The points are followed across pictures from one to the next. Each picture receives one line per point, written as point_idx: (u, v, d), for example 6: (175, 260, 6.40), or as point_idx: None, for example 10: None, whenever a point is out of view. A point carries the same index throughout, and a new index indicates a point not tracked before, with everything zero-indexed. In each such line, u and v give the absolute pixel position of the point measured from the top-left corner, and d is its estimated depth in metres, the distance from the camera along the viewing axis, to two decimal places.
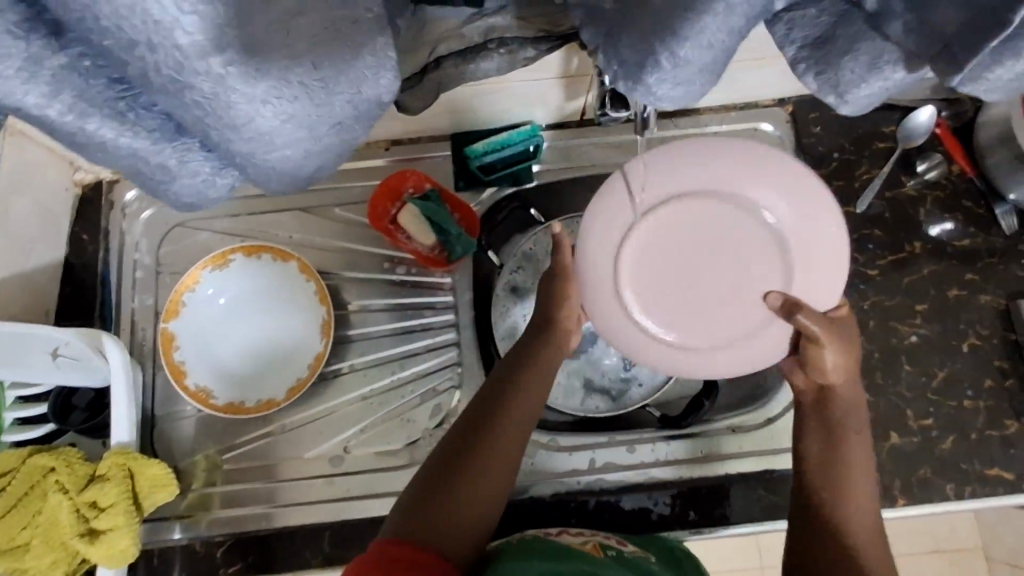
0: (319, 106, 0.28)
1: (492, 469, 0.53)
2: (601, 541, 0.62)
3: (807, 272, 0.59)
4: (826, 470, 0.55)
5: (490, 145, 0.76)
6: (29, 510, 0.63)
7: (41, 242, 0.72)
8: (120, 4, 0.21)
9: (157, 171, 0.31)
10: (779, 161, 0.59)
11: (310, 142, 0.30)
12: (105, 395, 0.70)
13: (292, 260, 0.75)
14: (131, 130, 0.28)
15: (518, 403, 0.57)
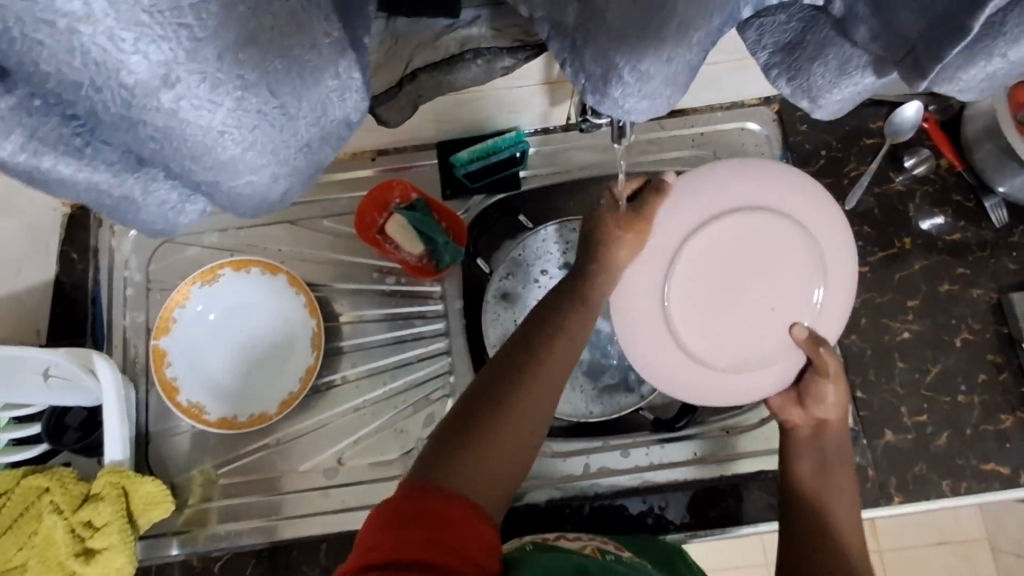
0: (281, 131, 0.28)
1: (529, 421, 0.49)
2: (598, 546, 0.62)
3: (829, 308, 0.60)
4: (812, 487, 0.60)
5: (474, 153, 0.77)
6: (24, 531, 0.63)
7: (26, 263, 0.73)
8: (60, 48, 0.22)
9: (121, 203, 0.30)
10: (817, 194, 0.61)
11: (280, 164, 0.30)
12: (98, 414, 0.70)
13: (281, 273, 0.75)
14: (89, 165, 0.27)
15: (557, 350, 0.52)
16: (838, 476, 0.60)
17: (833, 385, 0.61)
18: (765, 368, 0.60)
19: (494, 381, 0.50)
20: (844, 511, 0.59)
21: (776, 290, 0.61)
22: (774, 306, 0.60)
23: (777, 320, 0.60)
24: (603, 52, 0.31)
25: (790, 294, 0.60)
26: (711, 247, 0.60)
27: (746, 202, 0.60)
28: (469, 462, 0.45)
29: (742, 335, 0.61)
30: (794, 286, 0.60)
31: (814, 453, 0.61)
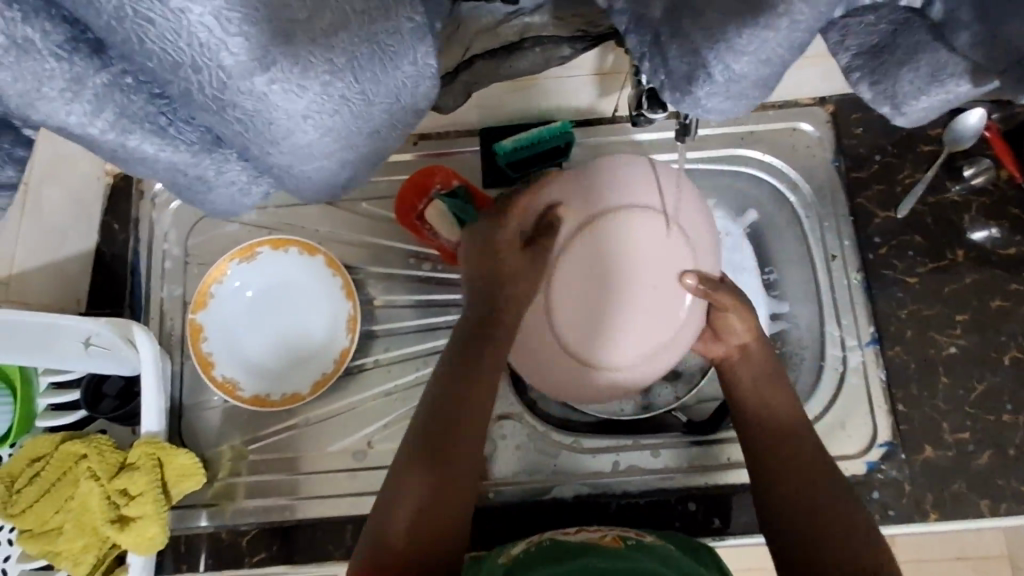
0: (357, 117, 0.28)
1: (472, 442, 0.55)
2: (622, 534, 0.64)
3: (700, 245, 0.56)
4: (760, 401, 0.60)
5: (519, 142, 0.75)
6: (61, 495, 0.64)
7: (72, 231, 0.74)
8: (167, 27, 0.21)
9: (195, 182, 0.30)
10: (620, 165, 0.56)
11: (347, 152, 0.29)
12: (135, 384, 0.71)
13: (319, 254, 0.75)
14: (172, 144, 0.28)
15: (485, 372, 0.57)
16: (775, 386, 0.60)
17: (738, 319, 0.59)
18: (684, 331, 0.56)
19: (434, 421, 0.55)
20: (792, 413, 0.59)
21: (653, 255, 0.53)
22: (660, 274, 0.53)
23: (666, 284, 0.54)
24: (693, 48, 0.29)
25: (664, 256, 0.54)
26: (572, 269, 0.53)
27: (574, 197, 0.55)
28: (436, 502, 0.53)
29: (653, 323, 0.54)
30: (664, 245, 0.54)
31: (749, 368, 0.61)
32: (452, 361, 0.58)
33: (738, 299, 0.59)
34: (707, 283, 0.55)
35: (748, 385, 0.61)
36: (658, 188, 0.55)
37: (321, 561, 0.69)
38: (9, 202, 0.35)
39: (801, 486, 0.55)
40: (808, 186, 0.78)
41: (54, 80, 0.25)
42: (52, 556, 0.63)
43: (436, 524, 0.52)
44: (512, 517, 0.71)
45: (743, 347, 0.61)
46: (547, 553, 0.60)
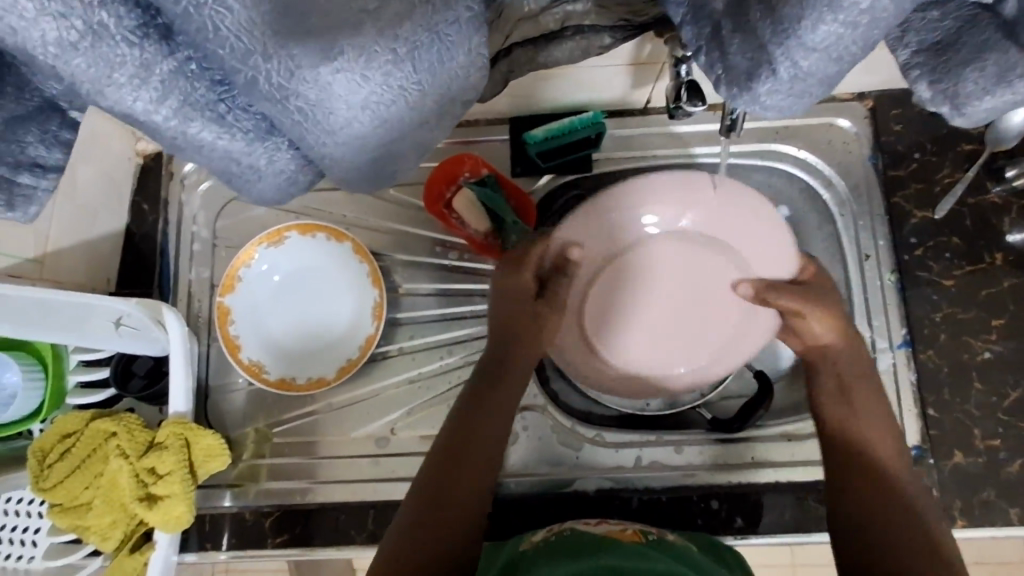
0: (413, 108, 0.27)
1: (480, 474, 0.58)
2: (642, 529, 0.64)
3: (756, 253, 0.70)
4: (842, 412, 0.61)
5: (550, 132, 0.74)
6: (91, 471, 0.65)
7: (103, 211, 0.74)
8: (241, 16, 0.22)
9: (246, 170, 0.30)
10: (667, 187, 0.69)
11: (397, 145, 0.29)
12: (164, 363, 0.72)
13: (347, 241, 0.74)
14: (228, 132, 0.28)
15: (498, 411, 0.61)
16: (862, 398, 0.61)
17: (817, 320, 0.63)
18: (748, 323, 0.72)
19: (454, 435, 0.60)
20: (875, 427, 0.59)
21: (698, 267, 0.73)
22: (705, 285, 0.73)
23: (716, 289, 0.72)
24: (759, 42, 0.28)
25: (708, 267, 0.72)
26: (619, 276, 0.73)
27: (629, 222, 0.72)
28: (444, 509, 0.56)
29: (693, 319, 0.73)
30: (705, 258, 0.72)
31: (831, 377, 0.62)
32: (486, 364, 0.64)
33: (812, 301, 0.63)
34: (765, 288, 0.66)
35: (834, 391, 0.62)
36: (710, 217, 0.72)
37: (342, 545, 0.70)
38: (54, 184, 0.35)
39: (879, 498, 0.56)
40: (843, 183, 0.76)
41: (123, 67, 0.25)
42: (81, 530, 0.65)
43: (449, 517, 0.56)
44: (533, 509, 0.71)
45: (822, 349, 0.64)
46: (565, 547, 0.60)
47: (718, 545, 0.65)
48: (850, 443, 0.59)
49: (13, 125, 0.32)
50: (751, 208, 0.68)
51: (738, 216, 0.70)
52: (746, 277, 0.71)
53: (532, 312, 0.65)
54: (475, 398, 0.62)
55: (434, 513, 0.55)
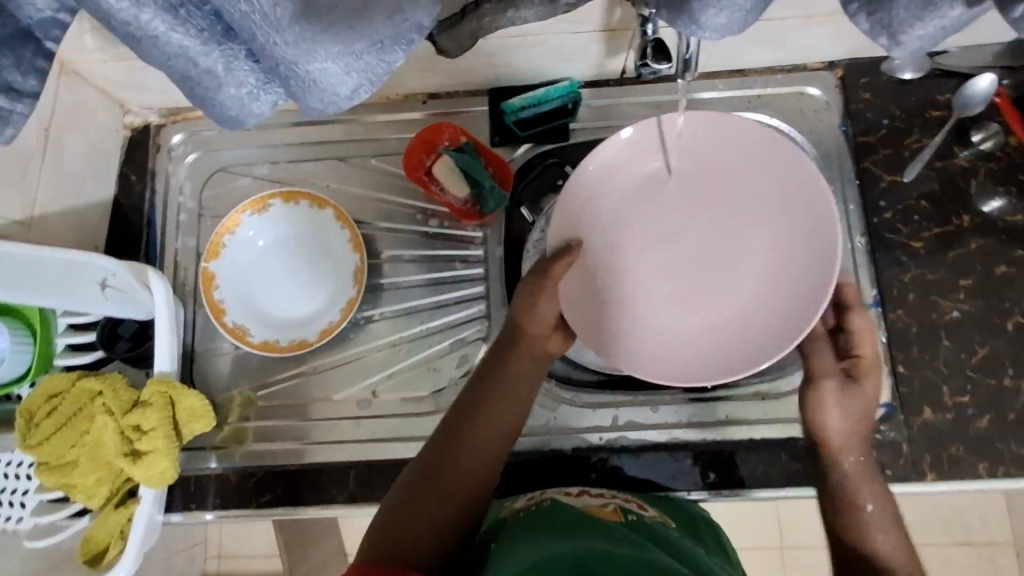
0: (359, 16, 0.30)
1: (484, 459, 0.60)
2: (622, 504, 0.64)
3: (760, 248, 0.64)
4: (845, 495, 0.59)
5: (527, 101, 0.76)
6: (77, 430, 0.66)
7: (91, 179, 0.76)
8: None
9: (205, 77, 0.32)
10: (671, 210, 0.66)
11: (353, 62, 0.32)
12: (149, 327, 0.73)
13: (328, 208, 0.75)
14: (183, 27, 0.30)
15: (499, 398, 0.62)
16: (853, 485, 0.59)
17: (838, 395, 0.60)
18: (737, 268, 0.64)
19: (461, 418, 0.62)
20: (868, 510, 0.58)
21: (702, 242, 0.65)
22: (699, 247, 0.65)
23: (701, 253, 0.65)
24: None
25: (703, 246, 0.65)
26: (785, 214, 0.63)
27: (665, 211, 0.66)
28: (445, 490, 0.58)
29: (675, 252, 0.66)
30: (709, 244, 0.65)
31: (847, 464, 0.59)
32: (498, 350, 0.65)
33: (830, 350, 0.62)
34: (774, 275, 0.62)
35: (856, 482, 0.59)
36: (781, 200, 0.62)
37: (325, 505, 0.71)
38: (30, 110, 0.37)
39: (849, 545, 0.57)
40: (814, 150, 0.78)
41: None
42: (68, 488, 0.66)
43: (449, 498, 0.58)
44: (512, 467, 0.73)
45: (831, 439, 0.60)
46: (551, 514, 0.60)
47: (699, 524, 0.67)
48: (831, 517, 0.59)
49: None
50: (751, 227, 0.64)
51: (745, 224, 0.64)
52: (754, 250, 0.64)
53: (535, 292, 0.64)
54: (485, 382, 0.63)
55: (435, 494, 0.57)
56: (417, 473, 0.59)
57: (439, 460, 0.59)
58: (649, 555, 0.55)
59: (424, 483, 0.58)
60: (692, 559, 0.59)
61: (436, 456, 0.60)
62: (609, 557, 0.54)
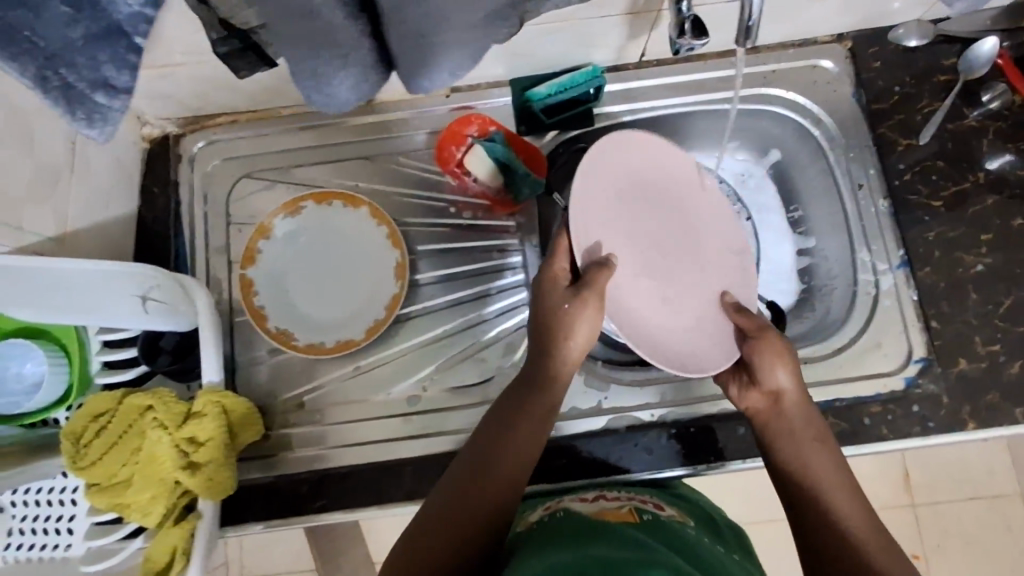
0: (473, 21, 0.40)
1: (517, 472, 0.61)
2: (636, 506, 0.63)
3: (699, 258, 0.73)
4: (802, 469, 0.60)
5: (552, 88, 0.77)
6: (128, 448, 0.65)
7: (116, 193, 0.75)
8: None
9: (337, 63, 0.41)
10: (633, 219, 0.70)
11: (456, 66, 0.44)
12: (190, 339, 0.72)
13: (363, 206, 0.76)
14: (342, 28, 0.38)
15: (531, 412, 0.63)
16: (806, 456, 0.61)
17: (780, 368, 0.64)
18: (687, 274, 0.72)
19: (494, 430, 0.63)
20: (825, 482, 0.59)
21: (654, 250, 0.71)
22: (654, 253, 0.71)
23: (657, 259, 0.71)
24: None
25: (658, 257, 0.71)
26: (721, 237, 0.75)
27: (631, 218, 0.70)
28: (477, 501, 0.58)
29: (639, 256, 0.70)
30: (662, 254, 0.72)
31: (790, 431, 0.62)
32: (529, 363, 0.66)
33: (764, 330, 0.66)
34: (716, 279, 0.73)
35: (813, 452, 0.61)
36: (712, 223, 0.75)
37: (383, 505, 0.69)
38: (125, 105, 0.38)
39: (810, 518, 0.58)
40: (831, 120, 0.80)
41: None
42: (122, 508, 0.65)
43: (478, 508, 0.58)
44: (564, 445, 0.73)
45: (774, 407, 0.64)
46: (557, 528, 0.57)
47: (718, 524, 0.68)
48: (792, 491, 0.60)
49: (91, 45, 0.34)
50: (693, 243, 0.74)
51: (688, 239, 0.73)
52: (700, 264, 0.73)
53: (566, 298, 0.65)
54: (511, 402, 0.64)
55: (467, 504, 0.58)
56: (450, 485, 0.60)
57: (472, 472, 0.60)
58: (661, 548, 0.52)
59: (457, 494, 0.59)
60: (709, 556, 0.57)
61: (467, 468, 0.60)
62: (611, 560, 0.48)
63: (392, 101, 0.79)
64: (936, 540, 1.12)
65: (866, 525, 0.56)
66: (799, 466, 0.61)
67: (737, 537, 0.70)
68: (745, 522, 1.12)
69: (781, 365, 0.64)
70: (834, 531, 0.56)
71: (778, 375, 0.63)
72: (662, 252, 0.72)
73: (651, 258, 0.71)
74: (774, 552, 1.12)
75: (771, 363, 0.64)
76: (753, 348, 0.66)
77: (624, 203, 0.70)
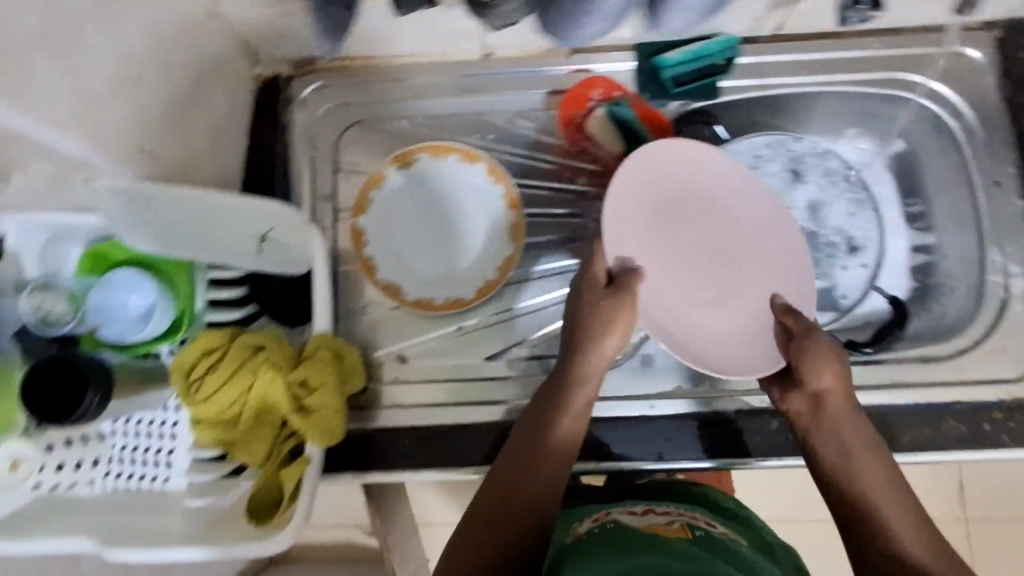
0: None
1: (551, 469, 0.60)
2: (689, 522, 0.61)
3: (741, 264, 0.71)
4: (851, 475, 0.57)
5: (685, 56, 0.73)
6: (239, 386, 0.64)
7: (231, 132, 0.74)
8: None
9: None
10: (665, 225, 0.69)
11: None
12: (298, 284, 0.73)
13: (480, 162, 0.74)
14: None
15: (563, 409, 0.62)
16: (856, 462, 0.58)
17: (825, 369, 0.60)
18: (726, 281, 0.70)
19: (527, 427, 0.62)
20: (879, 492, 0.56)
21: (687, 257, 0.70)
22: (687, 261, 0.70)
23: (691, 266, 0.70)
24: None
25: (693, 264, 0.70)
26: (770, 236, 0.72)
27: (658, 225, 0.69)
28: (512, 501, 0.58)
29: (673, 264, 0.69)
30: (698, 259, 0.70)
31: (836, 433, 0.59)
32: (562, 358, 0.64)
33: (808, 327, 0.62)
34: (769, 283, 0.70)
35: (864, 456, 0.58)
36: (756, 221, 0.72)
37: (471, 469, 0.66)
38: None
39: (864, 531, 0.55)
40: (972, 112, 0.76)
41: None
42: (228, 443, 0.66)
43: (511, 507, 0.58)
44: (649, 427, 0.71)
45: (817, 407, 0.60)
46: (607, 540, 0.56)
47: (769, 543, 0.65)
48: (842, 499, 0.57)
49: None
50: (734, 246, 0.71)
51: (729, 244, 0.71)
52: (739, 269, 0.71)
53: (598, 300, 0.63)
54: (545, 403, 0.62)
55: (501, 505, 0.58)
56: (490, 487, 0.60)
57: (507, 476, 0.60)
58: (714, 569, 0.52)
59: (492, 495, 0.59)
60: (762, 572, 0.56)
61: (502, 469, 0.60)
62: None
63: (511, 57, 0.76)
64: (992, 557, 1.08)
65: (916, 536, 0.53)
66: (848, 474, 0.57)
67: (793, 562, 0.64)
68: (800, 522, 1.09)
69: (825, 367, 0.60)
70: (891, 544, 0.53)
71: (822, 375, 0.60)
72: (698, 259, 0.70)
73: (686, 265, 0.70)
74: (825, 554, 1.09)
75: (813, 364, 0.60)
76: (797, 347, 0.61)
77: (651, 210, 0.69)
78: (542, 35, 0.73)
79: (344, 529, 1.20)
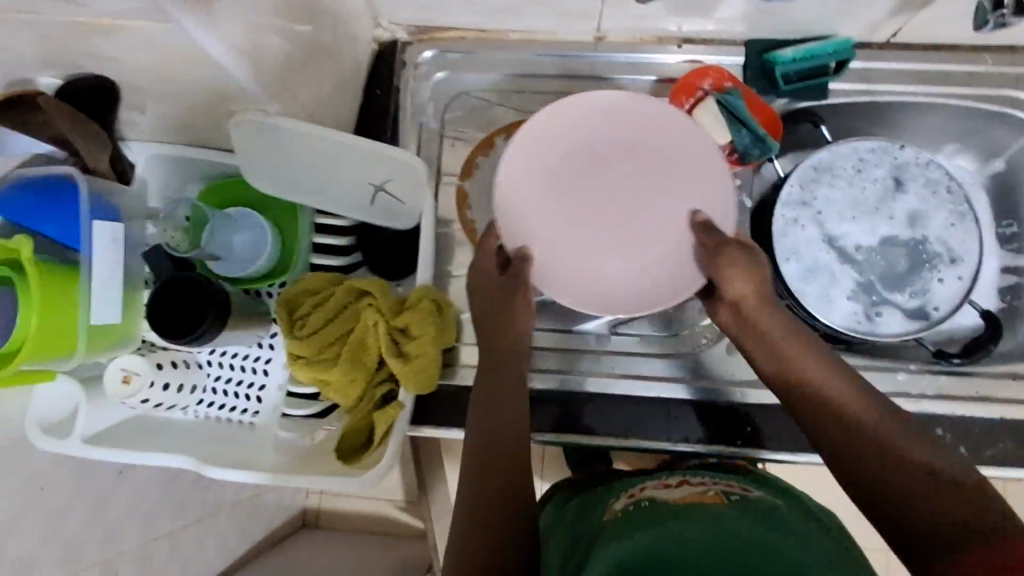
0: None
1: (512, 413, 0.61)
2: (723, 488, 0.63)
3: (660, 198, 0.65)
4: (802, 383, 0.57)
5: (799, 53, 0.73)
6: (344, 325, 0.67)
7: (348, 90, 0.77)
8: None
9: None
10: (574, 182, 0.65)
11: None
12: (403, 238, 0.74)
13: None
14: None
15: (502, 363, 0.64)
16: (796, 361, 0.58)
17: (737, 274, 0.60)
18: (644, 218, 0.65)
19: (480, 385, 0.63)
20: (833, 391, 0.56)
21: (605, 199, 0.65)
22: (609, 208, 0.65)
23: (613, 209, 0.65)
24: None
25: (619, 208, 0.65)
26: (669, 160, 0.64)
27: (563, 184, 0.65)
28: (492, 464, 0.58)
29: (594, 214, 0.65)
30: (620, 204, 0.65)
31: (765, 341, 0.60)
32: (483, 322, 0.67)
33: (721, 238, 0.61)
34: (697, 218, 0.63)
35: (803, 355, 0.58)
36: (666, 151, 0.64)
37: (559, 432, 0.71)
38: None
39: (845, 446, 0.52)
40: None
41: None
42: (320, 383, 0.67)
43: (491, 460, 0.58)
44: (732, 414, 0.71)
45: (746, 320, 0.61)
46: (644, 516, 0.58)
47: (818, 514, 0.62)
48: (807, 413, 0.56)
49: None
50: (648, 177, 0.65)
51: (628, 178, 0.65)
52: (659, 203, 0.65)
53: (500, 283, 0.66)
54: (485, 329, 0.66)
55: (484, 470, 0.58)
56: (468, 457, 0.60)
57: (476, 455, 0.59)
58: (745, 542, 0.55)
59: (476, 471, 0.58)
60: (802, 531, 0.58)
61: (471, 437, 0.60)
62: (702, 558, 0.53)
63: (624, 41, 0.78)
64: None
65: (874, 412, 0.53)
66: (798, 385, 0.57)
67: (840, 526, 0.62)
68: None
69: (737, 273, 0.61)
70: (870, 449, 0.51)
71: (734, 283, 0.61)
72: (621, 204, 0.65)
73: (605, 210, 0.65)
74: None
75: (727, 275, 0.60)
76: (707, 257, 0.62)
77: (548, 171, 0.64)
78: (660, 23, 0.74)
79: (376, 499, 1.20)
